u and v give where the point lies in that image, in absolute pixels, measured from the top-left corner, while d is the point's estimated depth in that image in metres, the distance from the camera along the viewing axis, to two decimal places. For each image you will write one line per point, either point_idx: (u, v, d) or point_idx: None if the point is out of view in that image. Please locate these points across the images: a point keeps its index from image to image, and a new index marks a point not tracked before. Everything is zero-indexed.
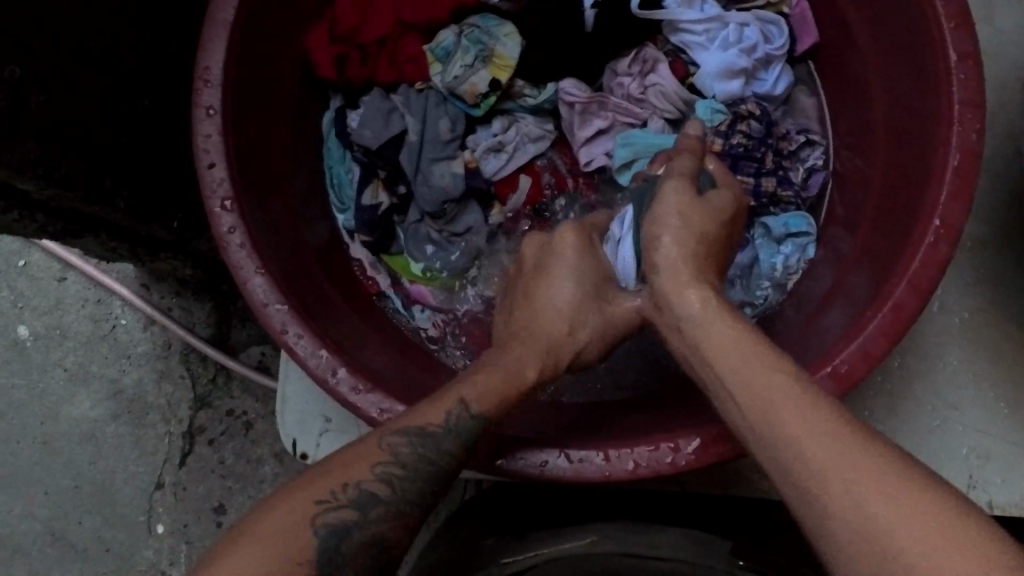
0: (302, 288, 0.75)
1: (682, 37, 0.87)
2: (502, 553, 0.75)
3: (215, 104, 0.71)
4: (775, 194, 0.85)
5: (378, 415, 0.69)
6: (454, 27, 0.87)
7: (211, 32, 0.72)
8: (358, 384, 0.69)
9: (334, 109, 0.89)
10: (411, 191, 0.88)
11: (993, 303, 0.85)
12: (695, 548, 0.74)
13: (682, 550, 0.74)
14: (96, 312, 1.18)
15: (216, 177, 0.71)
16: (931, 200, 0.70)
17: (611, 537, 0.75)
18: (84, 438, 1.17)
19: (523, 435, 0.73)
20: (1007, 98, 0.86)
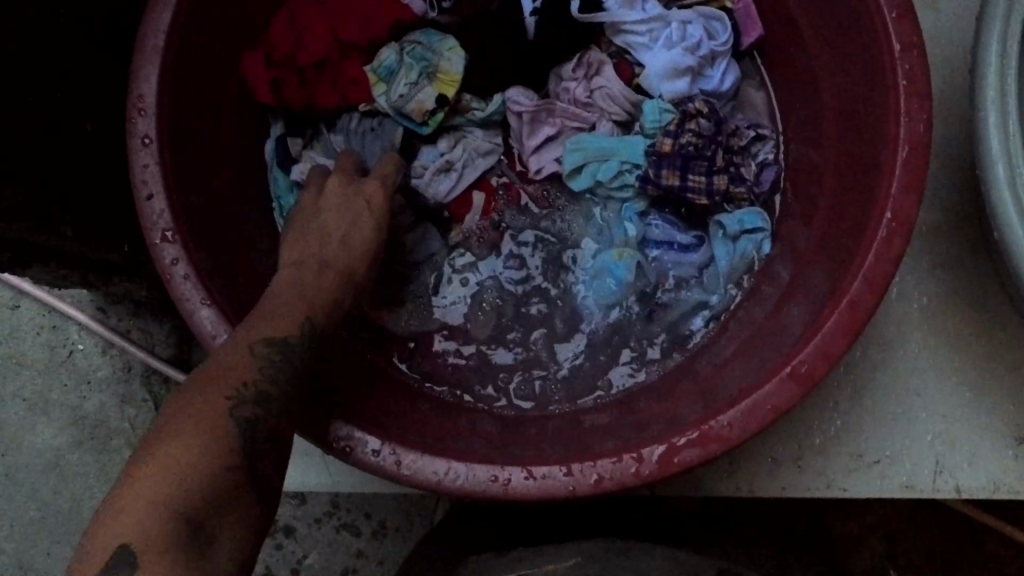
0: (251, 318, 0.72)
1: (626, 38, 0.86)
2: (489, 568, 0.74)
3: (151, 132, 0.69)
4: (727, 191, 0.84)
5: (199, 313, 0.68)
6: (395, 45, 0.86)
7: (143, 59, 0.70)
8: (190, 273, 0.68)
9: (276, 136, 0.87)
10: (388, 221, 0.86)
11: (952, 287, 0.85)
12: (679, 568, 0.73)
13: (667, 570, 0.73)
14: (52, 339, 1.15)
15: (156, 209, 0.69)
16: (883, 192, 0.70)
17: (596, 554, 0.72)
18: (49, 468, 1.14)
19: (501, 452, 0.71)
20: (956, 83, 0.85)
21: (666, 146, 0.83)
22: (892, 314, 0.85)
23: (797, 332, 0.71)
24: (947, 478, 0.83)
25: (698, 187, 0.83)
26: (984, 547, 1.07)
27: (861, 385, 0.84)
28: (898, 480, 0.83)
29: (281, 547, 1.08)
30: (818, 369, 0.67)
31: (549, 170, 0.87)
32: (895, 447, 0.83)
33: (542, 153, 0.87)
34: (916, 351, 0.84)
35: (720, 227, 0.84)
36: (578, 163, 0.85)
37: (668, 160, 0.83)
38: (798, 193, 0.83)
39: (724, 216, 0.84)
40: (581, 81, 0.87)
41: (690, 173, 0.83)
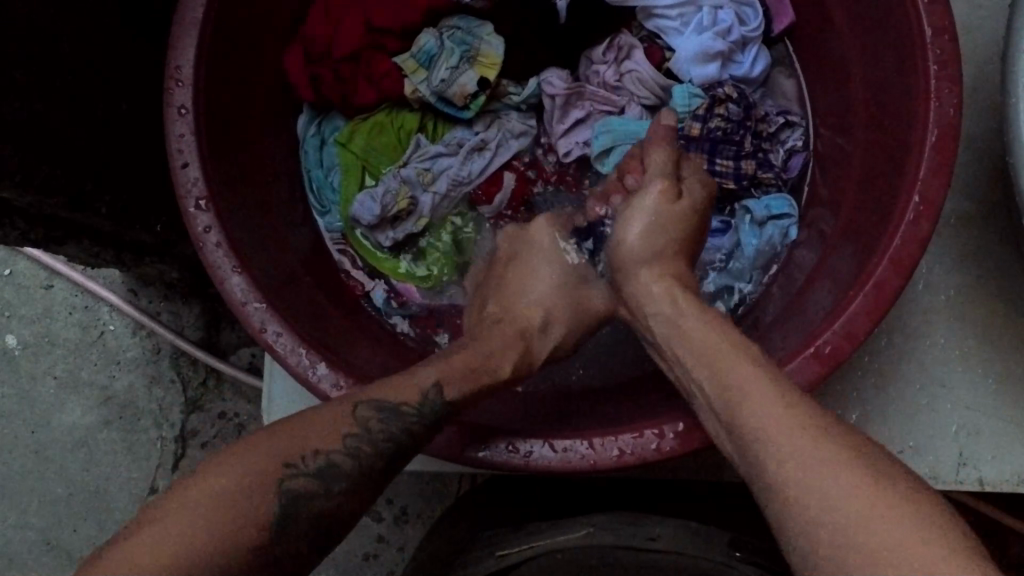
0: (271, 275, 0.73)
1: (657, 23, 0.86)
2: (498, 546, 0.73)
3: (187, 103, 0.70)
4: (754, 176, 0.84)
5: (202, 232, 0.69)
6: (433, 30, 0.85)
7: (181, 31, 0.71)
8: (202, 199, 0.70)
9: (308, 112, 0.86)
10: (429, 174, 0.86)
11: (980, 278, 0.85)
12: (693, 540, 0.71)
13: (679, 542, 0.71)
14: (84, 319, 1.17)
15: (190, 177, 0.70)
16: (911, 176, 0.70)
17: (607, 528, 0.71)
18: (77, 446, 1.16)
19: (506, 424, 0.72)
20: (988, 72, 0.85)
21: (694, 130, 0.83)
22: (918, 304, 0.85)
23: (821, 315, 0.72)
24: (970, 470, 0.83)
25: (725, 172, 0.84)
26: (1008, 550, 1.08)
27: (884, 374, 0.84)
28: (920, 470, 0.83)
29: None
30: (842, 350, 0.67)
31: (577, 153, 0.87)
32: (919, 436, 0.83)
33: (570, 136, 0.87)
34: (941, 342, 0.84)
35: (748, 212, 0.85)
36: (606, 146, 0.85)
37: (696, 145, 0.84)
38: (825, 183, 0.83)
39: (751, 201, 0.85)
40: (611, 64, 0.87)
41: (717, 157, 0.84)
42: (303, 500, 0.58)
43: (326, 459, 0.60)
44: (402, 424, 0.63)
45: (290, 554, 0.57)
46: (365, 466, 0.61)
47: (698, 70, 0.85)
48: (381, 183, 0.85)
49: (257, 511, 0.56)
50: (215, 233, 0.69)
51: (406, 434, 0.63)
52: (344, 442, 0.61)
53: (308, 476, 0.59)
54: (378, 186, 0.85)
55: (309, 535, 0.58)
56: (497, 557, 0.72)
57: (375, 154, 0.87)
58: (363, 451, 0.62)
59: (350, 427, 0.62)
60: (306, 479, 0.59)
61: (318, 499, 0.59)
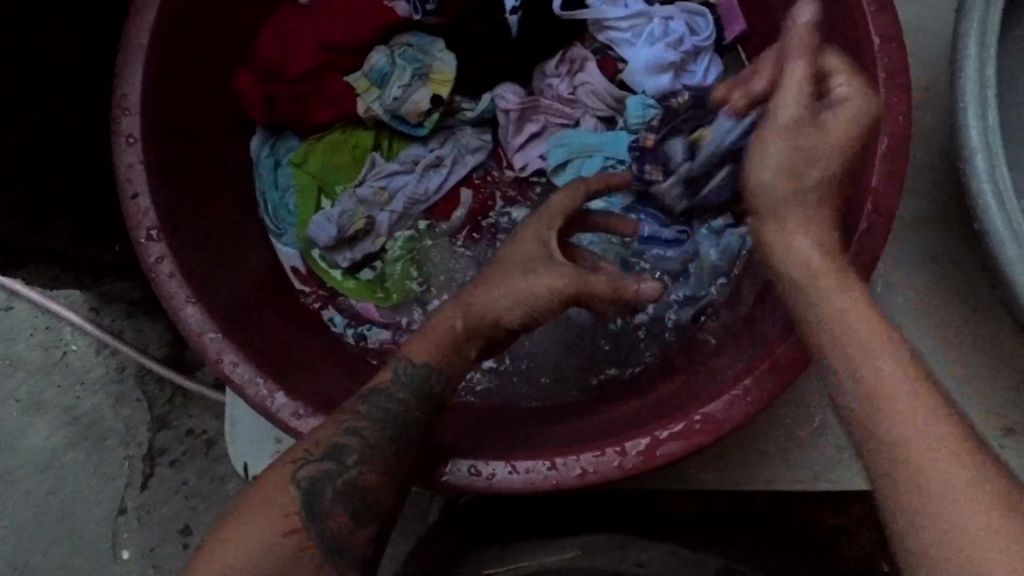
0: (227, 303, 0.73)
1: (610, 35, 0.86)
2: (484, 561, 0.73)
3: (135, 130, 0.70)
4: (713, 185, 0.84)
5: (154, 262, 0.68)
6: (385, 47, 0.86)
7: (128, 57, 0.70)
8: (153, 230, 0.69)
9: (261, 135, 0.86)
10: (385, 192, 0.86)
11: (938, 278, 0.85)
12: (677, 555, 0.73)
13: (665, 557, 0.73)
14: (46, 339, 1.17)
15: (141, 207, 0.69)
16: (864, 182, 0.70)
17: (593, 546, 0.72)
18: (44, 468, 1.15)
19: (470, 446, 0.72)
20: (939, 73, 0.86)
21: (650, 141, 0.83)
22: (881, 306, 0.85)
23: (782, 323, 0.71)
24: None
25: (682, 182, 0.83)
26: None
27: None
28: None
29: None
30: (802, 360, 0.67)
31: (535, 166, 0.87)
32: None
33: (527, 150, 0.88)
34: (903, 343, 0.85)
35: (705, 223, 0.86)
36: (563, 158, 0.86)
37: (651, 156, 0.83)
38: None
39: (711, 217, 0.86)
40: (564, 77, 0.87)
41: (674, 168, 0.83)
42: (320, 486, 0.60)
43: (333, 443, 0.62)
44: (392, 400, 0.65)
45: (344, 542, 0.59)
46: (378, 440, 0.63)
47: (651, 81, 0.85)
48: (337, 204, 0.85)
49: (268, 518, 0.59)
50: (168, 264, 0.68)
51: (399, 407, 0.65)
52: (340, 426, 0.63)
53: (318, 462, 0.61)
54: (334, 207, 0.85)
55: (343, 510, 0.60)
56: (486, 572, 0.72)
57: (330, 174, 0.87)
58: (374, 429, 0.63)
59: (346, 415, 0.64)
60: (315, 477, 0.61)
61: (336, 479, 0.61)
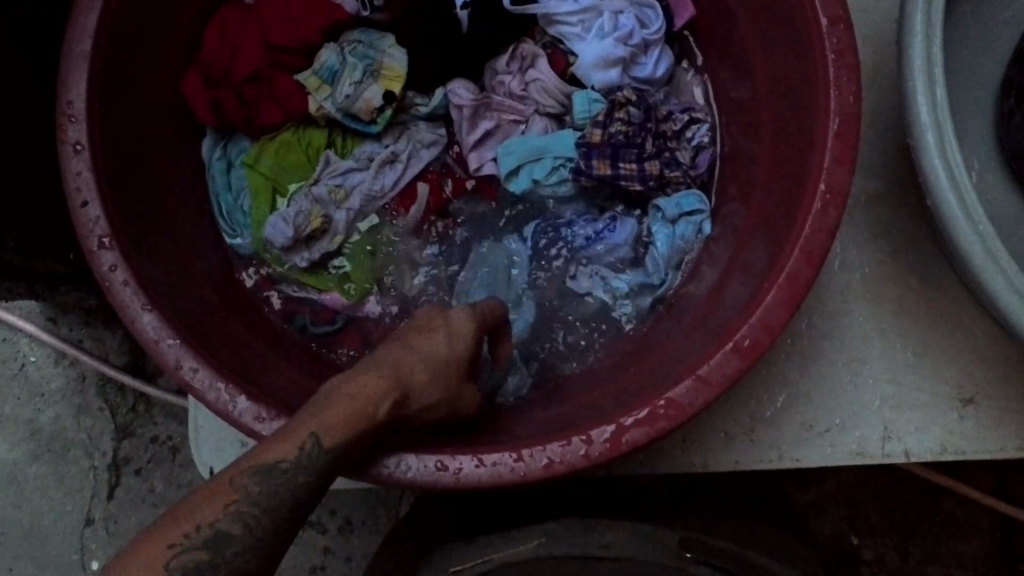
0: (184, 309, 0.72)
1: (559, 29, 0.86)
2: (451, 561, 0.73)
3: (82, 139, 0.68)
4: (662, 176, 0.84)
5: (107, 271, 0.67)
6: (334, 46, 0.85)
7: (70, 65, 0.68)
8: (105, 237, 0.68)
9: (213, 136, 0.85)
10: (342, 189, 0.85)
11: (893, 255, 0.86)
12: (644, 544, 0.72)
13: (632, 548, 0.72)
14: (2, 352, 1.14)
15: (91, 215, 0.68)
16: (817, 164, 0.71)
17: (560, 538, 0.72)
18: (6, 482, 1.13)
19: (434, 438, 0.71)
20: (885, 51, 0.86)
21: (596, 136, 0.83)
22: (837, 285, 0.86)
23: (740, 307, 0.72)
24: (896, 442, 0.85)
25: (630, 175, 0.83)
26: (940, 506, 1.11)
27: (807, 355, 0.85)
28: (850, 447, 0.85)
29: None
30: (760, 342, 0.68)
31: (488, 169, 0.87)
32: (845, 413, 0.85)
33: (481, 149, 0.87)
34: (860, 320, 0.86)
35: (659, 211, 0.85)
36: (514, 165, 0.85)
37: (598, 150, 0.83)
38: (735, 175, 0.83)
39: (662, 200, 0.84)
40: (515, 74, 0.86)
41: (620, 161, 0.83)
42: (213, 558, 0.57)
43: (213, 531, 0.57)
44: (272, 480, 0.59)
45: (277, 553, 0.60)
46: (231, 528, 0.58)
47: (598, 74, 0.85)
48: (293, 203, 0.84)
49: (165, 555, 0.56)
50: (122, 272, 0.67)
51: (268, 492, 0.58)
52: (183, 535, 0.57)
53: (195, 548, 0.57)
54: (289, 207, 0.84)
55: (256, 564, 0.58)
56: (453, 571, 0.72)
57: (284, 174, 0.86)
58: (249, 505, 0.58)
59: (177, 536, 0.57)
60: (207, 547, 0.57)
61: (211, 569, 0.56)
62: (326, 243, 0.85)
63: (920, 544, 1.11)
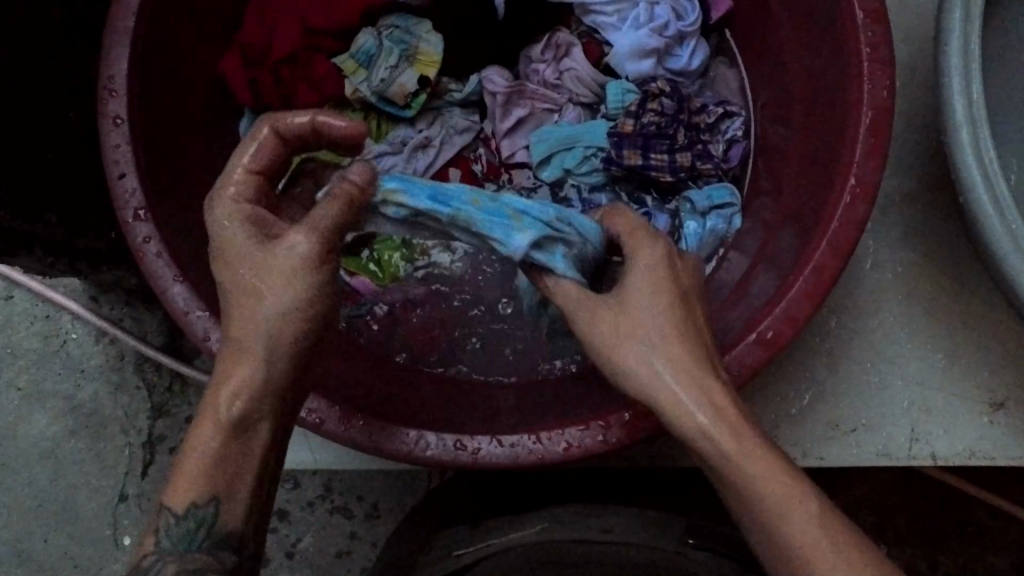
0: (214, 283, 0.73)
1: (595, 19, 0.87)
2: (457, 546, 0.74)
3: (122, 112, 0.70)
4: (693, 168, 0.84)
5: (141, 242, 0.69)
6: (372, 30, 0.86)
7: (112, 39, 0.70)
8: (140, 209, 0.69)
9: (251, 116, 0.86)
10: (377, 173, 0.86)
11: (925, 256, 0.85)
12: (646, 532, 0.72)
13: (634, 534, 0.71)
14: (46, 329, 1.17)
15: (128, 187, 0.69)
16: (847, 157, 0.70)
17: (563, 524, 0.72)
18: (45, 456, 1.15)
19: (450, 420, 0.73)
20: (924, 49, 0.86)
21: (627, 127, 0.84)
22: (866, 284, 0.85)
23: (765, 298, 0.72)
24: (924, 445, 0.84)
25: (660, 165, 0.83)
26: (971, 518, 1.10)
27: (835, 354, 0.85)
28: (874, 448, 0.84)
29: (276, 532, 1.08)
30: (784, 334, 0.68)
31: (520, 158, 0.88)
32: (871, 413, 0.84)
33: (513, 137, 0.87)
34: (890, 320, 0.85)
35: (689, 203, 0.85)
36: (547, 152, 0.86)
37: (629, 141, 0.83)
38: (767, 169, 0.83)
39: (692, 192, 0.84)
40: (550, 63, 0.87)
41: (651, 152, 0.83)
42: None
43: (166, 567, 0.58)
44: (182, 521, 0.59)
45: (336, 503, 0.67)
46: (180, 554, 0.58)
47: (631, 65, 0.85)
48: None
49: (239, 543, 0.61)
50: (155, 243, 0.69)
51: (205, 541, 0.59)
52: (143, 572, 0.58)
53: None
54: (323, 188, 0.85)
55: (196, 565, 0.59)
56: (456, 556, 0.73)
57: None
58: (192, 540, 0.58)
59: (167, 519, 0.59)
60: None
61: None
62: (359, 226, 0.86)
63: (950, 555, 1.09)
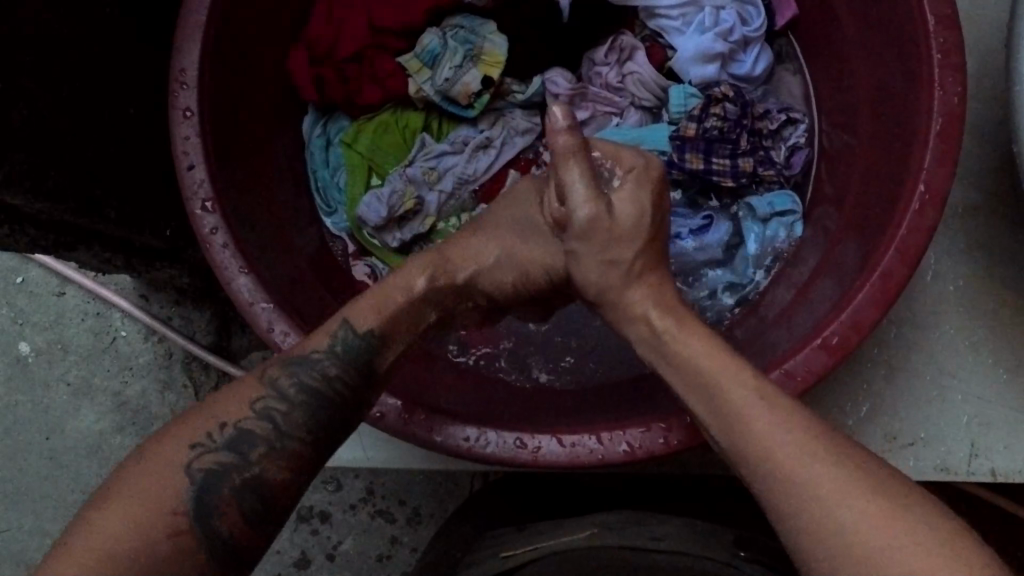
0: (279, 278, 0.74)
1: (659, 23, 0.87)
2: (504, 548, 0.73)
3: (192, 105, 0.71)
4: (756, 173, 0.84)
5: (208, 234, 0.69)
6: (436, 29, 0.86)
7: (185, 32, 0.71)
8: (208, 201, 0.70)
9: (314, 114, 0.87)
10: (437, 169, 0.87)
11: (988, 268, 0.84)
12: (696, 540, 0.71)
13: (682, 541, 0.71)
14: (96, 325, 1.17)
15: (196, 179, 0.70)
16: (916, 165, 0.69)
17: (610, 528, 0.72)
18: (93, 451, 1.16)
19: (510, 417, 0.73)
20: (992, 61, 0.85)
21: (689, 131, 0.84)
22: (927, 295, 0.84)
23: (825, 308, 0.71)
24: (982, 460, 0.83)
25: (722, 170, 0.83)
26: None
27: (894, 365, 0.84)
28: (931, 461, 0.83)
29: (317, 533, 1.08)
30: (849, 340, 0.67)
31: None
32: (928, 426, 0.83)
33: None
34: (951, 332, 0.84)
35: (750, 209, 0.85)
36: None
37: (691, 144, 0.84)
38: (830, 177, 0.83)
39: (754, 198, 0.85)
40: (613, 66, 0.87)
41: (713, 156, 0.84)
42: (218, 474, 0.58)
43: (236, 429, 0.60)
44: (322, 379, 0.63)
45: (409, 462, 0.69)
46: (291, 424, 0.61)
47: (692, 68, 0.85)
48: (387, 183, 0.85)
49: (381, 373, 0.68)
50: (222, 235, 0.69)
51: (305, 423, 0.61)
52: (220, 434, 0.59)
53: (218, 450, 0.58)
54: (385, 186, 0.85)
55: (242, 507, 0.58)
56: (502, 557, 0.73)
57: (382, 154, 0.88)
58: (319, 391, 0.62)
59: (200, 436, 0.59)
60: (217, 455, 0.58)
61: (235, 472, 0.58)
62: (416, 223, 0.87)
63: None
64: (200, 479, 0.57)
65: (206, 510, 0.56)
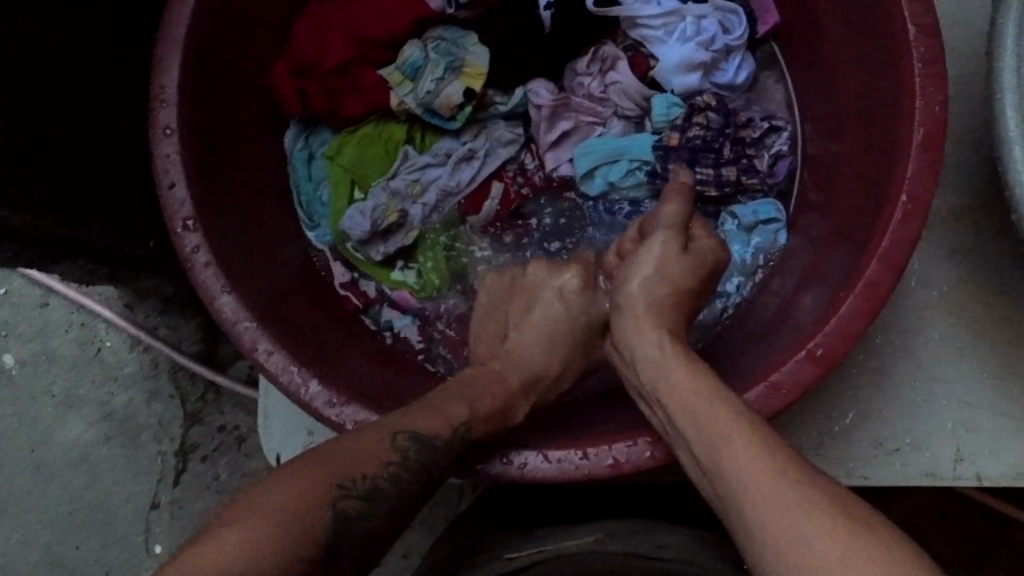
0: (262, 295, 0.73)
1: (641, 32, 0.86)
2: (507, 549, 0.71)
3: (172, 123, 0.70)
4: (739, 181, 0.85)
5: (189, 253, 0.69)
6: (418, 41, 0.86)
7: (165, 47, 0.70)
8: (189, 219, 0.69)
9: (296, 127, 0.86)
10: (420, 182, 0.87)
11: (972, 273, 0.84)
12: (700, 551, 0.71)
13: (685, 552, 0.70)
14: (81, 336, 1.17)
15: (178, 197, 0.70)
16: (900, 174, 0.69)
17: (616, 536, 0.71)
18: (79, 462, 1.16)
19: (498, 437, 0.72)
20: (973, 67, 0.85)
21: (673, 140, 0.84)
22: (912, 301, 0.84)
23: (813, 318, 0.71)
24: (968, 465, 0.83)
25: (706, 179, 0.84)
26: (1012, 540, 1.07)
27: (881, 372, 0.84)
28: (919, 467, 0.83)
29: None
30: (835, 350, 0.67)
31: (564, 170, 0.88)
32: (915, 431, 0.83)
33: (558, 150, 0.88)
34: (937, 337, 0.84)
35: (735, 218, 0.85)
36: (589, 167, 0.86)
37: (675, 154, 0.85)
38: (816, 185, 0.83)
39: (738, 207, 0.85)
40: (596, 76, 0.87)
41: (697, 165, 0.84)
42: (350, 521, 0.59)
43: (371, 484, 0.61)
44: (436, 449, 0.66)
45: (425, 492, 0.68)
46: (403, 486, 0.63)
47: (674, 77, 0.85)
48: (370, 197, 0.86)
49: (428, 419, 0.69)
50: (204, 254, 0.69)
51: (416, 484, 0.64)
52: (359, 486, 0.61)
53: (356, 497, 0.60)
54: (368, 200, 0.85)
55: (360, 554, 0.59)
56: (506, 559, 0.70)
57: (365, 167, 0.87)
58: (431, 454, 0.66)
59: (346, 480, 0.60)
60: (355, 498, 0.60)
61: (363, 520, 0.59)
62: (400, 237, 0.87)
63: None
64: (338, 517, 0.58)
65: (338, 542, 0.57)
